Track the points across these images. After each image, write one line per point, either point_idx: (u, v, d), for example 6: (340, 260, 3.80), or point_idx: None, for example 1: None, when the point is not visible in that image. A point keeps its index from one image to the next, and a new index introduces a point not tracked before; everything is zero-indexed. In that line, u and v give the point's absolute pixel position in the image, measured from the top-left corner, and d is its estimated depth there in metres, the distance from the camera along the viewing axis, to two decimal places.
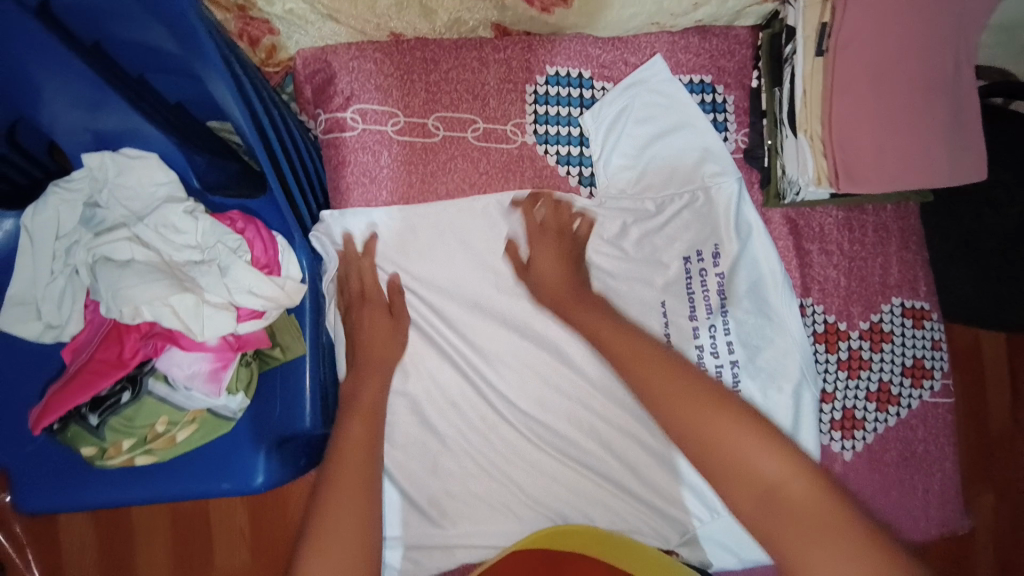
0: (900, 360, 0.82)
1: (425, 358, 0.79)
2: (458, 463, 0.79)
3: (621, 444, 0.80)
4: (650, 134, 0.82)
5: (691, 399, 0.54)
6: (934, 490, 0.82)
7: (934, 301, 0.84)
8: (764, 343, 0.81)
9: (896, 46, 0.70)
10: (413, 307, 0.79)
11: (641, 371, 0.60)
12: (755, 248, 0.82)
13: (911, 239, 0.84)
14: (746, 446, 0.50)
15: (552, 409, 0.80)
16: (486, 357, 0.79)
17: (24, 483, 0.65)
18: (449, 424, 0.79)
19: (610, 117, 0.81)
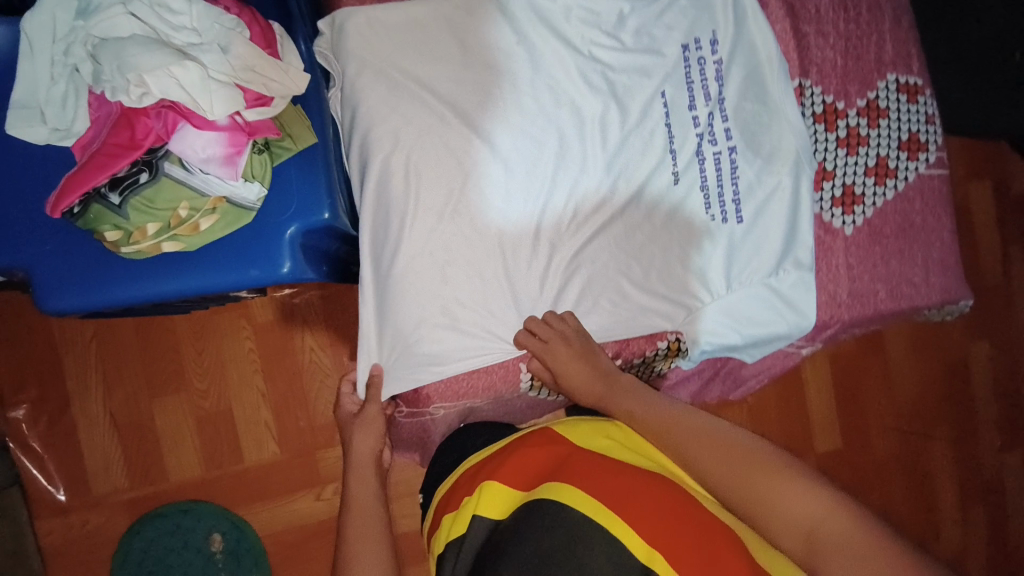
0: (897, 132, 0.84)
1: (429, 164, 0.77)
2: (464, 267, 0.80)
3: (626, 230, 0.83)
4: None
5: (728, 458, 0.60)
6: (933, 259, 0.85)
7: (927, 77, 0.85)
8: (763, 127, 0.82)
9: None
10: (415, 112, 0.76)
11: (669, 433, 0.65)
12: (753, 31, 0.82)
13: (903, 17, 0.85)
14: (786, 495, 0.55)
15: (564, 210, 0.82)
16: (494, 154, 0.79)
17: (48, 281, 0.68)
18: (456, 220, 0.79)
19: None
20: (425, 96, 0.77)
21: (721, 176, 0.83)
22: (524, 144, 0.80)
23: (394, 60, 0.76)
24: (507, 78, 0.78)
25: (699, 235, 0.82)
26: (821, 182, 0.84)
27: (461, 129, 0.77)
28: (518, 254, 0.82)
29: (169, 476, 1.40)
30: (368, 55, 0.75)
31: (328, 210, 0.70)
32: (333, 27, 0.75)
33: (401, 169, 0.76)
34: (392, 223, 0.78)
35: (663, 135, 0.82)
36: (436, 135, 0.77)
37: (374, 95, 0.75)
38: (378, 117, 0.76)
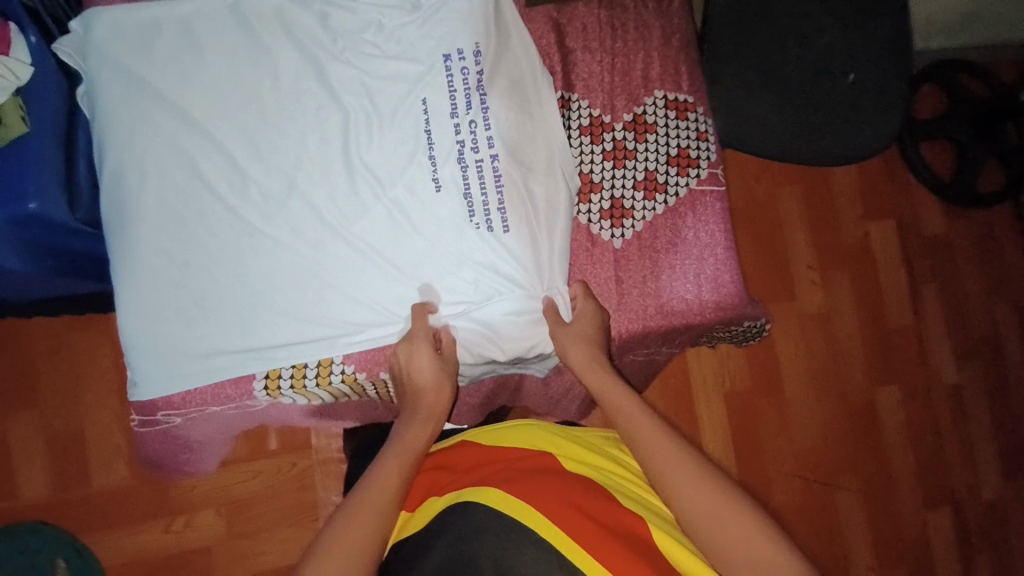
0: (666, 147, 0.83)
1: (171, 164, 0.76)
2: (202, 267, 0.76)
3: (384, 230, 0.79)
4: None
5: (723, 505, 0.60)
6: (706, 274, 0.82)
7: (699, 94, 0.85)
8: (529, 135, 0.81)
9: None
10: (160, 110, 0.76)
11: (648, 436, 0.67)
12: (515, 46, 0.82)
13: (674, 36, 0.86)
14: (734, 518, 0.59)
15: (315, 210, 0.78)
16: (238, 152, 0.77)
17: None
18: (196, 219, 0.76)
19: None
20: (171, 96, 0.76)
21: (484, 184, 0.80)
22: (268, 141, 0.77)
23: (141, 59, 0.76)
24: (258, 81, 0.77)
25: (457, 246, 0.80)
26: (590, 195, 0.83)
27: (207, 128, 0.76)
28: (264, 258, 0.77)
29: (10, 495, 1.32)
30: (114, 55, 0.75)
31: (35, 199, 0.69)
32: (82, 26, 0.76)
33: (139, 166, 0.75)
34: (125, 218, 0.75)
35: (424, 142, 0.80)
36: (179, 134, 0.76)
37: (119, 92, 0.75)
38: (117, 113, 0.75)
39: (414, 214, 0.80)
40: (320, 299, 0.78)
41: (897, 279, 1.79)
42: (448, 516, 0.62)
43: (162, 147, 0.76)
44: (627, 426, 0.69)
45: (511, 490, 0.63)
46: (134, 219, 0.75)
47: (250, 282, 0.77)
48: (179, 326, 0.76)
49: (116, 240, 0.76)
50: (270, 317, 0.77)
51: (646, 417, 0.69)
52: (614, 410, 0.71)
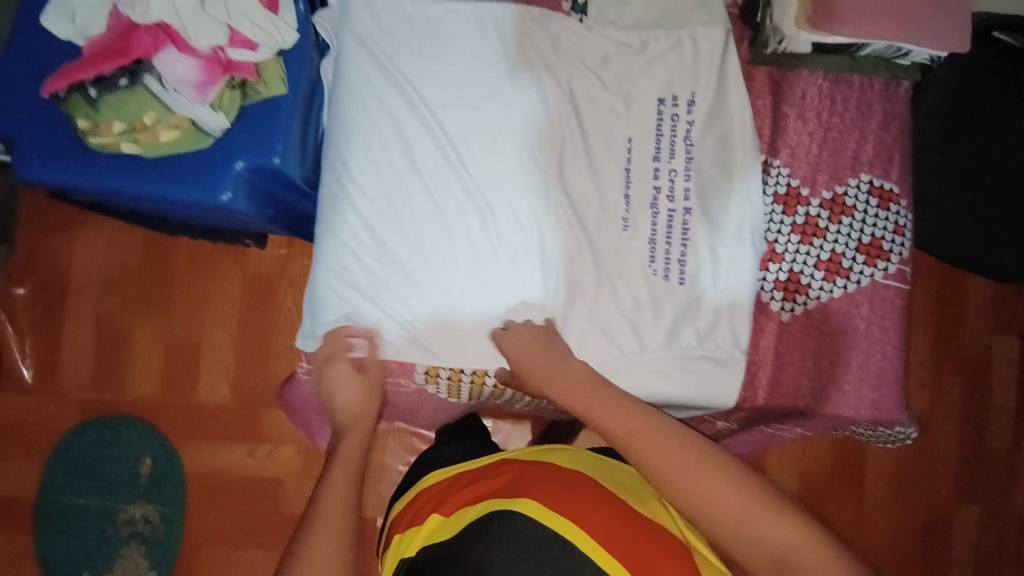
0: (858, 232, 0.82)
1: (391, 149, 0.82)
2: (395, 248, 0.82)
3: (569, 250, 0.83)
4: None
5: (781, 535, 0.62)
6: (870, 370, 0.82)
7: (905, 188, 0.84)
8: (723, 195, 0.83)
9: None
10: (394, 96, 0.82)
11: (642, 441, 0.70)
12: (730, 101, 0.84)
13: (894, 122, 0.84)
14: (749, 503, 0.64)
15: (510, 221, 0.83)
16: (454, 151, 0.83)
17: (25, 151, 0.75)
18: (403, 204, 0.83)
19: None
20: (406, 86, 0.82)
21: (670, 232, 0.83)
22: (484, 147, 0.83)
23: (388, 47, 0.82)
24: (485, 89, 0.83)
25: (626, 284, 0.83)
26: (768, 263, 0.83)
27: (435, 124, 0.82)
28: (453, 253, 0.83)
29: (126, 389, 1.42)
30: (365, 39, 0.82)
31: (278, 155, 0.76)
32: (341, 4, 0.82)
33: (364, 144, 0.82)
34: (340, 188, 0.82)
35: (622, 178, 0.84)
36: (409, 123, 0.82)
37: (362, 73, 0.82)
38: (354, 93, 0.82)
39: (597, 244, 0.83)
40: (491, 302, 0.83)
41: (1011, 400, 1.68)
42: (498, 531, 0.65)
43: (390, 132, 0.82)
44: (628, 438, 0.70)
45: (565, 511, 0.66)
46: (347, 190, 0.82)
47: (435, 271, 0.83)
48: (361, 296, 0.83)
49: (329, 204, 0.83)
50: (449, 308, 0.83)
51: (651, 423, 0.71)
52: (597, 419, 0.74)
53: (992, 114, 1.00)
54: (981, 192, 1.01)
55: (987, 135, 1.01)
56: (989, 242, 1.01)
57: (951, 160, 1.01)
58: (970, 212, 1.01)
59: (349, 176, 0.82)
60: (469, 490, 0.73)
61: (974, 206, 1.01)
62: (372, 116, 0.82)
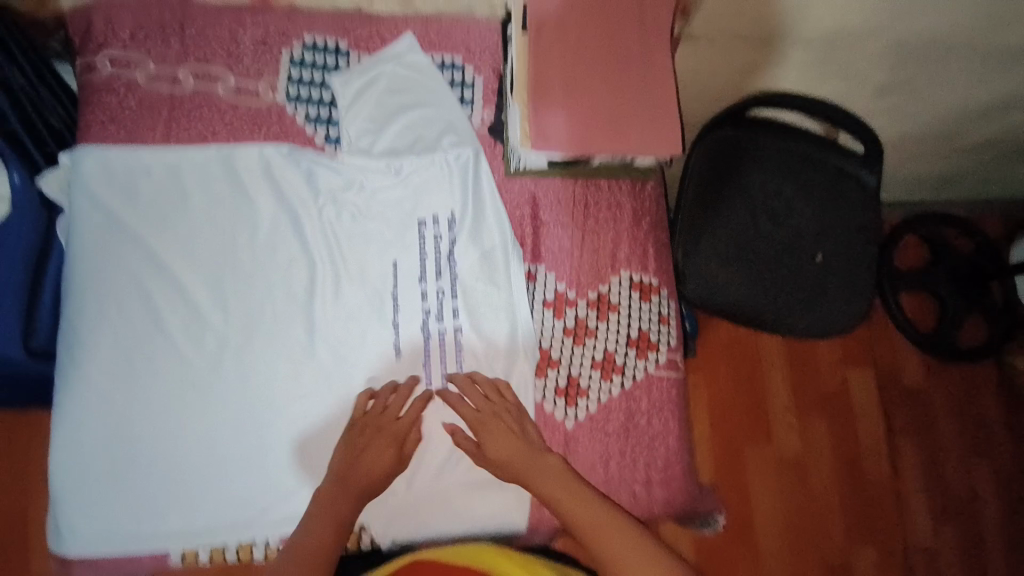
0: (627, 328, 0.84)
1: (129, 305, 0.77)
2: (139, 408, 0.76)
3: (338, 388, 0.80)
4: (410, 104, 0.87)
5: (631, 548, 0.68)
6: (656, 465, 0.82)
7: (665, 278, 0.87)
8: (489, 309, 0.83)
9: (579, 11, 0.77)
10: (132, 249, 0.78)
11: (576, 508, 0.72)
12: (489, 216, 0.85)
13: (645, 219, 0.89)
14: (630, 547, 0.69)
15: (272, 367, 0.79)
16: (202, 302, 0.79)
17: None
18: (143, 365, 0.77)
19: (371, 80, 0.87)
20: (145, 238, 0.79)
21: (443, 353, 0.82)
22: (237, 292, 0.80)
23: (123, 199, 0.79)
24: (234, 230, 0.81)
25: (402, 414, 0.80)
26: (546, 368, 0.82)
27: (180, 275, 0.79)
28: (210, 412, 0.77)
29: None
30: (98, 196, 0.78)
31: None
32: (70, 160, 0.78)
33: (99, 306, 0.77)
34: (78, 355, 0.76)
35: (389, 304, 0.82)
36: (151, 279, 0.78)
37: (97, 231, 0.78)
38: (88, 253, 0.77)
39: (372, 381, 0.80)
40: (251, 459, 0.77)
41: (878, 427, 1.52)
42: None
43: (130, 292, 0.78)
44: (582, 525, 0.71)
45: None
46: (84, 359, 0.76)
47: (190, 429, 0.77)
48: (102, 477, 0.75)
49: (65, 375, 0.76)
50: (209, 475, 0.76)
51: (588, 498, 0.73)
52: (543, 488, 0.74)
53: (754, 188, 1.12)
54: (757, 254, 1.09)
55: (754, 205, 1.11)
56: (772, 301, 1.08)
57: (728, 230, 1.10)
58: (752, 275, 1.09)
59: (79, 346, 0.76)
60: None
61: (754, 269, 1.09)
62: (109, 276, 0.77)
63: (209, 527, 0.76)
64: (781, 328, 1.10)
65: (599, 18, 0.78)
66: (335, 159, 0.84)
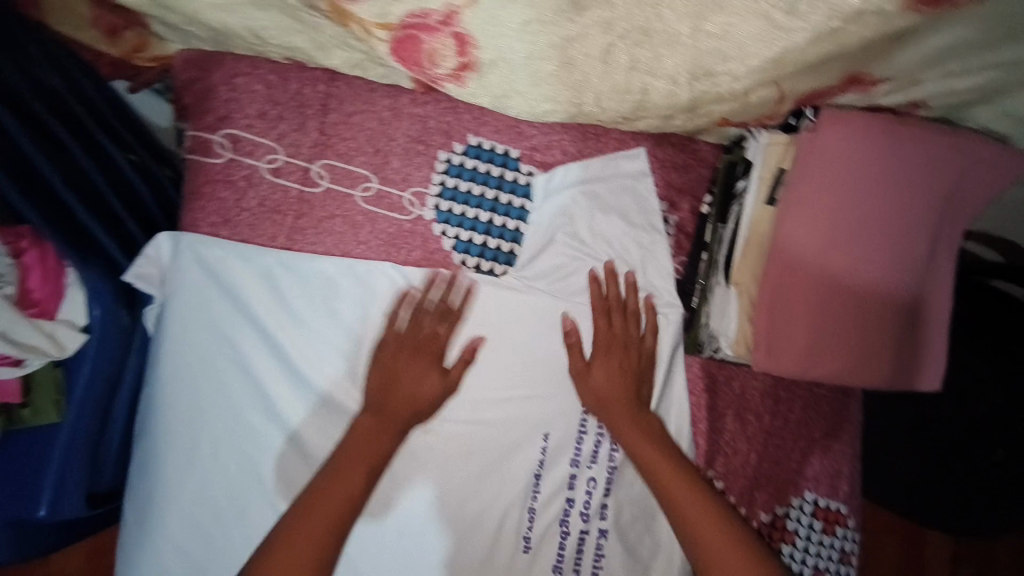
0: (799, 569, 0.69)
1: (253, 426, 0.63)
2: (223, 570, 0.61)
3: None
4: (593, 237, 0.70)
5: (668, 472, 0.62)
6: None
7: (854, 506, 0.72)
8: (642, 513, 0.69)
9: (871, 187, 0.57)
10: (264, 361, 0.64)
11: (673, 479, 0.62)
12: (671, 401, 0.69)
13: (841, 428, 0.72)
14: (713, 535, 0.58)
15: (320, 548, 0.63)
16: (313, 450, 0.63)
17: None
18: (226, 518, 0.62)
19: (555, 206, 0.69)
20: (281, 346, 0.64)
21: (579, 561, 0.68)
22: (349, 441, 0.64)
23: (264, 297, 0.64)
24: (355, 359, 0.65)
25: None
26: None
27: (292, 417, 0.64)
28: None
29: None
30: (203, 297, 0.63)
31: (46, 506, 0.55)
32: (171, 246, 0.62)
33: (192, 436, 0.62)
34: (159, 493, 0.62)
35: (524, 492, 0.68)
36: (259, 416, 0.63)
37: (200, 342, 0.63)
38: (181, 367, 0.62)
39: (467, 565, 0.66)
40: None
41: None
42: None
43: (233, 428, 0.63)
44: (646, 459, 0.63)
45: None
46: (192, 477, 0.62)
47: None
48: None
49: (149, 522, 0.62)
50: None
51: (669, 456, 0.63)
52: (657, 468, 0.63)
53: None
54: None
55: None
56: None
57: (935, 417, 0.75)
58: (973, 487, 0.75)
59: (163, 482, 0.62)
60: None
61: None
62: (205, 404, 0.63)
63: None
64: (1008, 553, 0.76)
65: (875, 199, 0.57)
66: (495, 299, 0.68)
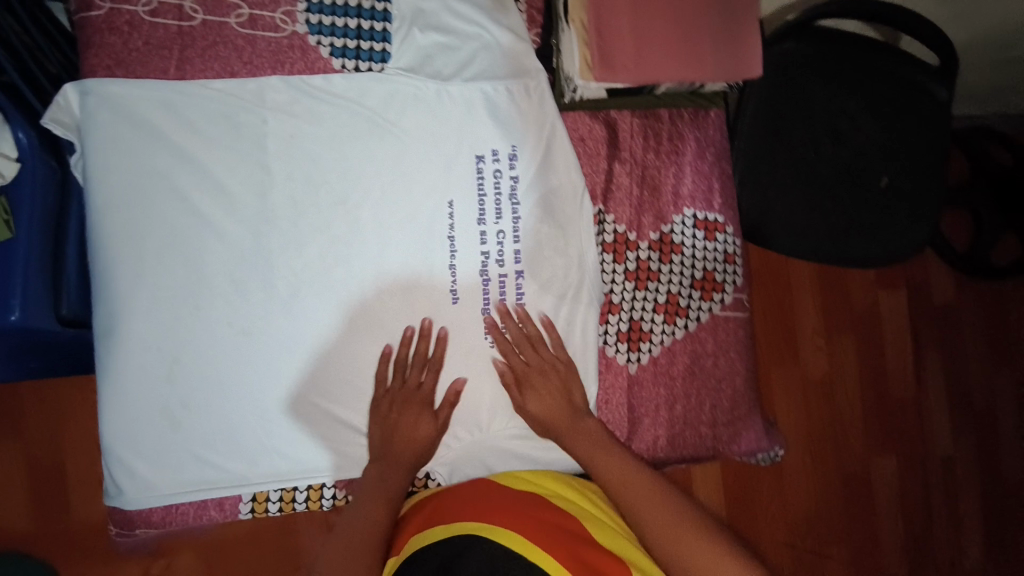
0: (690, 271, 0.78)
1: (188, 233, 0.72)
2: (194, 359, 0.72)
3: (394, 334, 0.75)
4: (460, 27, 0.78)
5: (606, 458, 0.71)
6: (721, 405, 0.79)
7: (730, 214, 0.81)
8: (550, 252, 0.78)
9: None
10: (184, 176, 0.72)
11: (586, 441, 0.72)
12: (556, 154, 0.79)
13: (708, 149, 0.81)
14: (660, 510, 0.65)
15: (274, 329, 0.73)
16: (247, 244, 0.73)
17: None
18: (186, 314, 0.72)
19: (414, 5, 0.78)
20: (198, 161, 0.73)
21: (504, 303, 0.77)
22: (278, 229, 0.74)
23: (173, 122, 0.72)
24: (266, 166, 0.74)
25: (478, 363, 0.77)
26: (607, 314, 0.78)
27: (221, 220, 0.73)
28: (251, 349, 0.73)
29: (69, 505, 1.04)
30: (114, 130, 0.71)
31: (18, 311, 0.66)
32: (78, 93, 0.70)
33: (135, 251, 0.71)
34: (120, 306, 0.71)
35: (443, 256, 0.77)
36: (189, 223, 0.72)
37: (123, 172, 0.71)
38: (113, 194, 0.71)
39: (407, 326, 0.75)
40: (290, 413, 0.74)
41: (817, 301, 1.36)
42: (463, 556, 0.64)
43: (171, 235, 0.72)
44: (591, 455, 0.72)
45: (527, 534, 0.65)
46: (144, 284, 0.71)
47: (241, 365, 0.73)
48: (153, 420, 0.72)
49: (116, 330, 0.71)
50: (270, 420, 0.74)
51: (609, 453, 0.71)
52: (582, 448, 0.73)
53: (835, 76, 0.98)
54: (870, 179, 0.99)
55: (869, 119, 0.99)
56: (888, 219, 0.99)
57: (810, 147, 0.99)
58: (825, 200, 0.99)
59: (116, 292, 0.71)
60: (422, 515, 0.72)
61: (831, 193, 0.99)
62: (137, 221, 0.71)
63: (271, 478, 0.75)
64: (852, 257, 1.01)
65: None
66: (382, 93, 0.76)
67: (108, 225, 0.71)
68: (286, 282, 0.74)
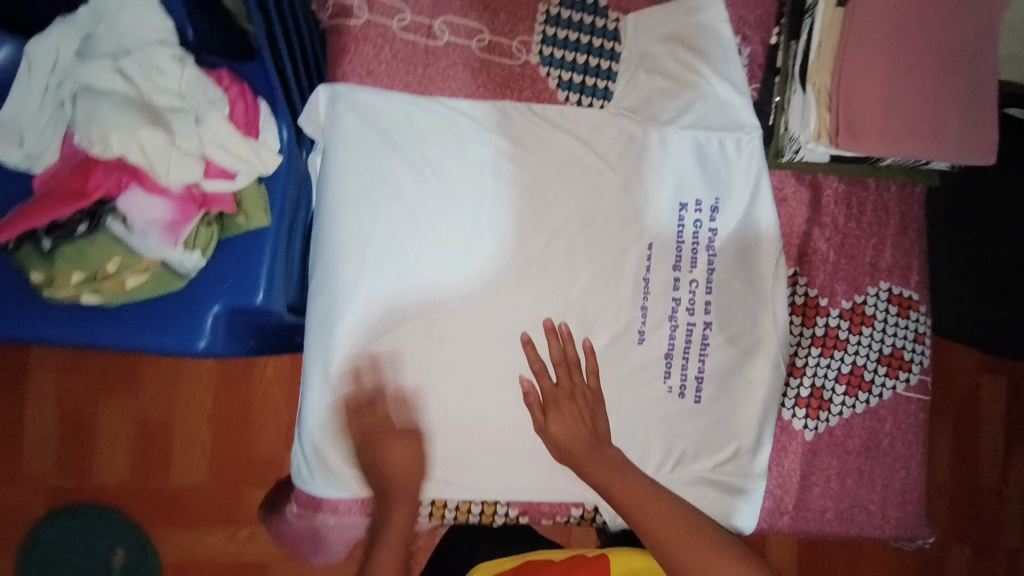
0: (878, 346, 0.79)
1: (406, 239, 0.75)
2: (395, 363, 0.75)
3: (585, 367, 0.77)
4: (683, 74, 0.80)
5: (653, 512, 0.69)
6: (894, 488, 0.80)
7: (923, 293, 0.82)
8: (741, 306, 0.78)
9: None
10: (410, 186, 0.75)
11: (628, 497, 0.70)
12: (760, 210, 0.79)
13: (911, 226, 0.82)
14: (705, 553, 0.68)
15: (470, 344, 0.76)
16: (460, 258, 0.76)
17: None
18: (395, 316, 0.75)
19: (642, 48, 0.80)
20: (425, 172, 0.76)
21: (687, 350, 0.78)
22: (488, 247, 0.76)
23: (408, 132, 0.76)
24: (485, 184, 0.77)
25: (656, 409, 0.77)
26: (789, 376, 0.79)
27: (438, 232, 0.76)
28: (448, 360, 0.75)
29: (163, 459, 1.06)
30: (355, 133, 0.74)
31: (263, 294, 0.69)
32: (329, 97, 0.74)
33: (359, 250, 0.74)
34: (341, 302, 0.74)
35: (637, 294, 0.78)
36: (411, 231, 0.75)
37: (356, 176, 0.75)
38: (346, 193, 0.74)
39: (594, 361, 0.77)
40: (476, 428, 0.76)
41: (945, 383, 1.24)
42: None
43: (392, 240, 0.75)
44: (626, 501, 0.70)
45: None
46: (360, 282, 0.74)
47: (435, 373, 0.75)
48: (348, 414, 0.75)
49: (331, 322, 0.75)
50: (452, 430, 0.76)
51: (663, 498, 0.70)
52: (626, 494, 0.70)
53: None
54: None
55: None
56: None
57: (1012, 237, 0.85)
58: None
59: (338, 285, 0.74)
60: None
61: None
62: (365, 222, 0.75)
63: (447, 486, 0.77)
64: None
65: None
66: (602, 130, 0.78)
67: (338, 223, 0.74)
68: (489, 299, 0.76)
